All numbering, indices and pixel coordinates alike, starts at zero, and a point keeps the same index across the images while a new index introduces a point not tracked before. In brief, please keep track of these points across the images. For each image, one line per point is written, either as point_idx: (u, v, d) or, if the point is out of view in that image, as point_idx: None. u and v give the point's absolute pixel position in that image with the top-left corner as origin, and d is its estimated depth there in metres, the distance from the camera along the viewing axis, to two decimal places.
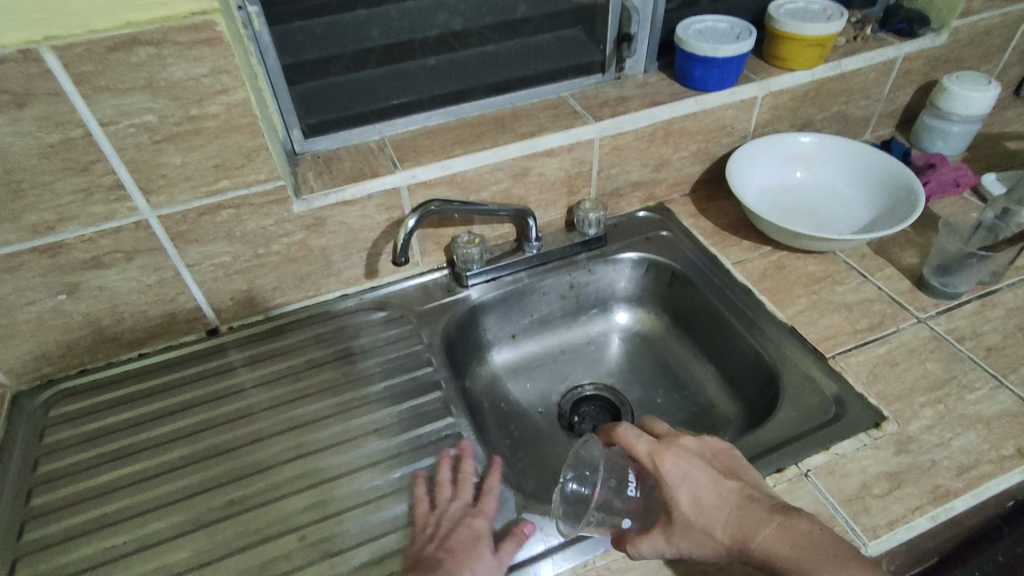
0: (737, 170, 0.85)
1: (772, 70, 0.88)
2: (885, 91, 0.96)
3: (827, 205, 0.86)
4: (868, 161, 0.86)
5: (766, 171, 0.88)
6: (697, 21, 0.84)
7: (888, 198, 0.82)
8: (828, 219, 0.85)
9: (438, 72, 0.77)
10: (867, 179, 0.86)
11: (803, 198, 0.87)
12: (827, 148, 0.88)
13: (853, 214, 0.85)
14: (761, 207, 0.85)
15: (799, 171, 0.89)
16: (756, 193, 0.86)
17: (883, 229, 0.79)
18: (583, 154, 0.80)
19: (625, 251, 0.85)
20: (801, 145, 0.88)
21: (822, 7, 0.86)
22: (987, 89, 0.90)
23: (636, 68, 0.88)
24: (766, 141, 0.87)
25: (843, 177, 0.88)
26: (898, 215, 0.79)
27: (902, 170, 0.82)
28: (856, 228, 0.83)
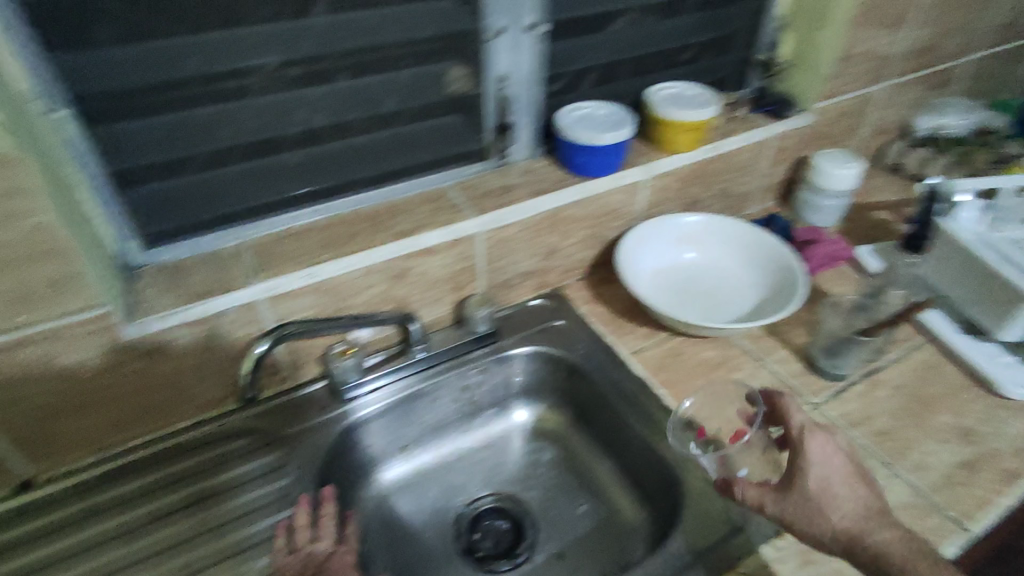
0: (628, 255, 0.83)
1: (655, 153, 0.88)
2: (762, 168, 1.00)
3: (719, 284, 0.86)
4: (753, 239, 0.87)
5: (657, 253, 0.87)
6: (576, 108, 0.83)
7: (775, 277, 0.83)
8: (721, 299, 0.84)
9: (303, 169, 0.72)
10: (754, 258, 0.87)
11: (695, 278, 0.87)
12: (713, 227, 0.89)
13: (744, 294, 0.84)
14: (654, 291, 0.84)
15: (688, 251, 0.89)
16: (648, 277, 0.85)
17: (773, 310, 0.79)
18: (467, 249, 0.76)
19: (519, 345, 0.81)
20: (689, 224, 0.89)
21: (698, 92, 0.88)
22: (851, 166, 0.94)
23: (520, 154, 0.86)
24: (655, 224, 0.87)
25: (730, 256, 0.88)
26: (783, 295, 0.80)
27: (785, 248, 0.84)
28: (748, 308, 0.82)
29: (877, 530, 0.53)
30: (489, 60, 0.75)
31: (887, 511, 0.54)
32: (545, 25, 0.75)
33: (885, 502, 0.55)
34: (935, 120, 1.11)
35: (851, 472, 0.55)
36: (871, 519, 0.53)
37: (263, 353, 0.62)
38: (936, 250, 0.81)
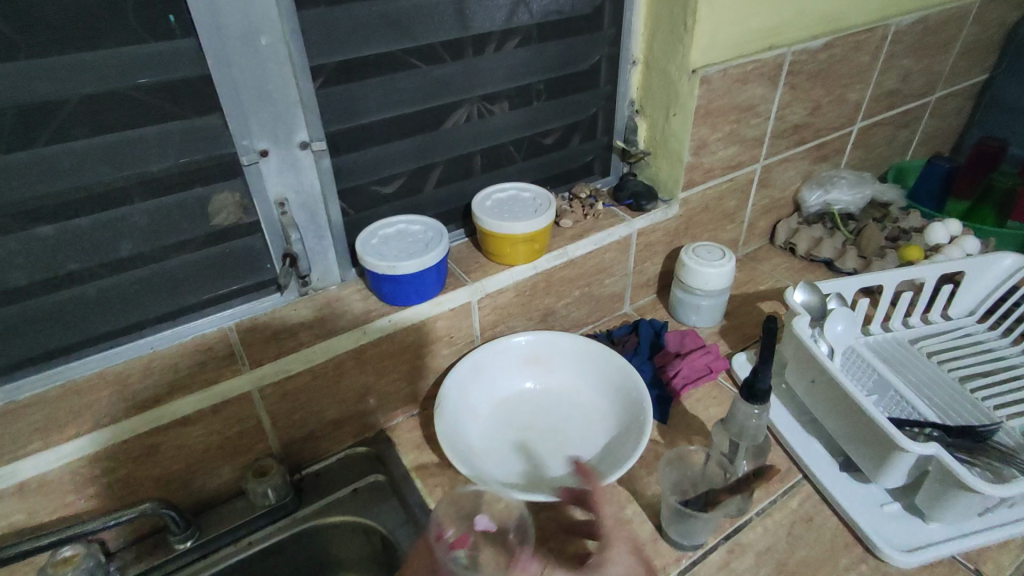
0: (454, 394, 0.73)
1: (489, 267, 0.76)
2: (629, 266, 0.89)
3: (568, 417, 0.75)
4: (603, 362, 0.78)
5: (493, 384, 0.77)
6: (386, 225, 0.72)
7: (626, 408, 0.73)
8: (568, 437, 0.73)
9: (13, 334, 0.57)
10: (606, 383, 0.77)
11: (542, 411, 0.76)
12: (561, 348, 0.79)
13: (594, 429, 0.73)
14: (488, 434, 0.73)
15: (535, 377, 0.79)
16: (483, 415, 0.75)
17: (618, 454, 0.68)
18: (240, 412, 0.65)
19: (315, 516, 0.67)
20: (533, 347, 0.79)
21: (532, 196, 0.78)
22: (722, 264, 0.84)
23: (329, 279, 0.74)
24: (491, 351, 0.77)
25: (582, 381, 0.79)
26: (633, 433, 0.69)
27: (634, 374, 0.74)
28: (596, 448, 0.71)
29: None
30: (256, 186, 0.64)
31: None
32: (320, 140, 0.65)
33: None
34: (825, 194, 1.02)
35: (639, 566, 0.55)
36: None
37: None
38: (805, 373, 0.69)
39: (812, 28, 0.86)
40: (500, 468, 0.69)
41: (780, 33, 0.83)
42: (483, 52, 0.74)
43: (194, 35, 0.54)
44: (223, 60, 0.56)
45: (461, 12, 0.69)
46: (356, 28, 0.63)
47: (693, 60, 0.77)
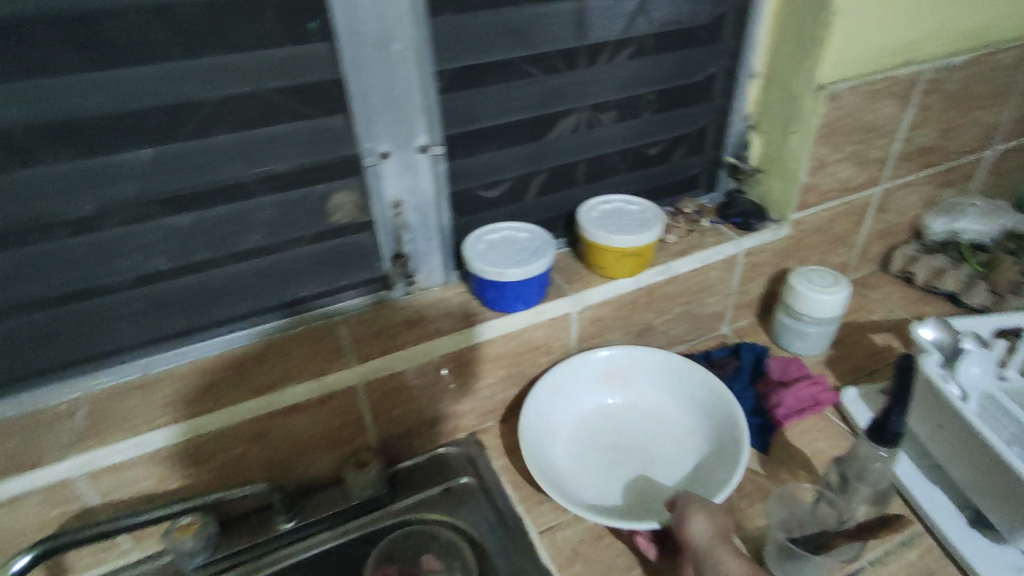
0: (535, 410, 0.72)
1: (590, 278, 0.75)
2: (732, 285, 0.85)
3: (655, 435, 0.74)
4: (692, 379, 0.75)
5: (571, 401, 0.75)
6: (493, 230, 0.73)
7: (718, 430, 0.71)
8: (655, 456, 0.72)
9: (150, 315, 0.62)
10: (695, 403, 0.75)
11: (627, 426, 0.75)
12: (645, 364, 0.77)
13: (681, 449, 0.72)
14: (570, 451, 0.72)
15: (618, 391, 0.78)
16: (565, 430, 0.74)
17: (711, 479, 0.66)
18: (345, 403, 0.65)
19: (407, 513, 0.69)
20: (618, 361, 0.77)
21: (639, 209, 0.76)
22: (835, 291, 0.79)
23: (433, 280, 0.75)
24: (574, 366, 0.75)
25: (669, 397, 0.77)
26: (728, 455, 0.67)
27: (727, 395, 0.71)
28: (687, 470, 0.70)
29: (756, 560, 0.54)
30: (375, 186, 0.66)
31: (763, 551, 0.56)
32: (438, 145, 0.66)
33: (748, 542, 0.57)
34: (952, 222, 0.94)
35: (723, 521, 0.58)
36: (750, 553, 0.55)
37: (28, 564, 0.51)
38: (931, 417, 0.64)
39: (951, 44, 0.80)
40: (587, 489, 0.68)
41: (915, 48, 0.77)
42: (599, 61, 0.73)
43: (332, 39, 0.56)
44: (358, 64, 0.58)
45: (581, 21, 0.69)
46: (481, 36, 0.64)
47: (821, 75, 0.74)
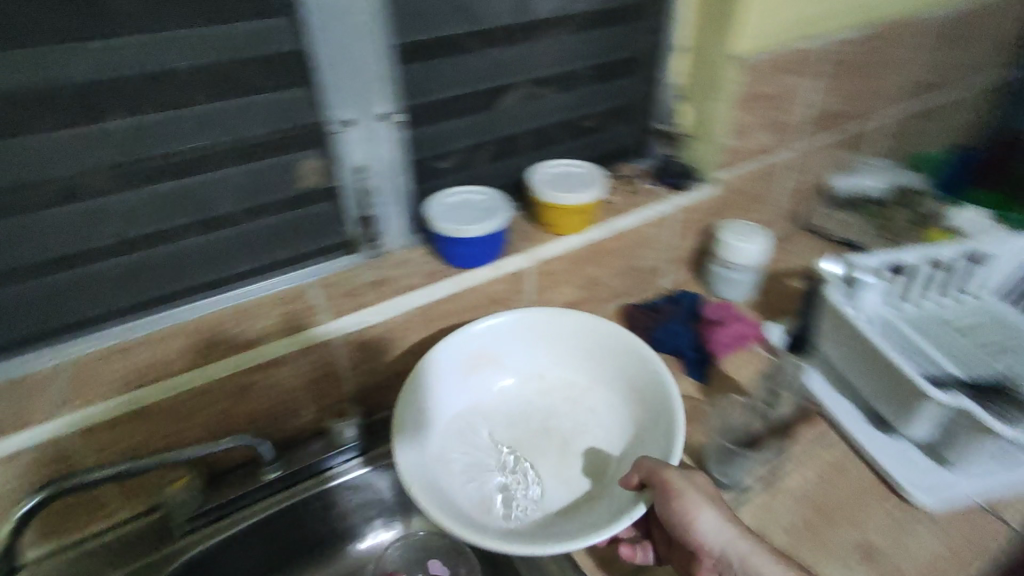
0: (418, 438, 0.66)
1: (541, 236, 0.83)
2: (669, 241, 0.94)
3: (567, 408, 0.77)
4: (587, 338, 0.78)
5: (451, 398, 0.74)
6: (451, 193, 0.79)
7: (635, 380, 0.74)
8: (578, 433, 0.75)
9: (126, 281, 0.64)
10: (602, 356, 0.78)
11: (529, 408, 0.77)
12: (509, 337, 0.77)
13: (591, 416, 0.76)
14: (477, 465, 0.69)
15: (485, 374, 0.77)
16: (457, 442, 0.71)
17: (653, 435, 0.68)
18: (323, 357, 0.70)
19: (386, 458, 0.74)
20: (474, 346, 0.75)
21: (583, 171, 0.84)
22: (756, 239, 0.89)
23: (394, 243, 0.80)
24: (431, 377, 0.71)
25: (564, 364, 0.80)
26: (643, 404, 0.72)
27: (634, 341, 0.74)
28: (616, 430, 0.74)
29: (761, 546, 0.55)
30: (342, 152, 0.70)
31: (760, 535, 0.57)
32: (398, 112, 0.72)
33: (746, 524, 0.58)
34: (854, 181, 1.08)
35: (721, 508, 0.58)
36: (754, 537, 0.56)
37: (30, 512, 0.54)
38: (839, 340, 0.75)
39: (844, 20, 0.91)
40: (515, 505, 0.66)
41: (814, 23, 0.88)
42: (540, 35, 0.79)
43: (296, 10, 0.60)
44: (322, 35, 0.62)
45: None
46: (432, 11, 0.70)
47: (737, 47, 0.83)
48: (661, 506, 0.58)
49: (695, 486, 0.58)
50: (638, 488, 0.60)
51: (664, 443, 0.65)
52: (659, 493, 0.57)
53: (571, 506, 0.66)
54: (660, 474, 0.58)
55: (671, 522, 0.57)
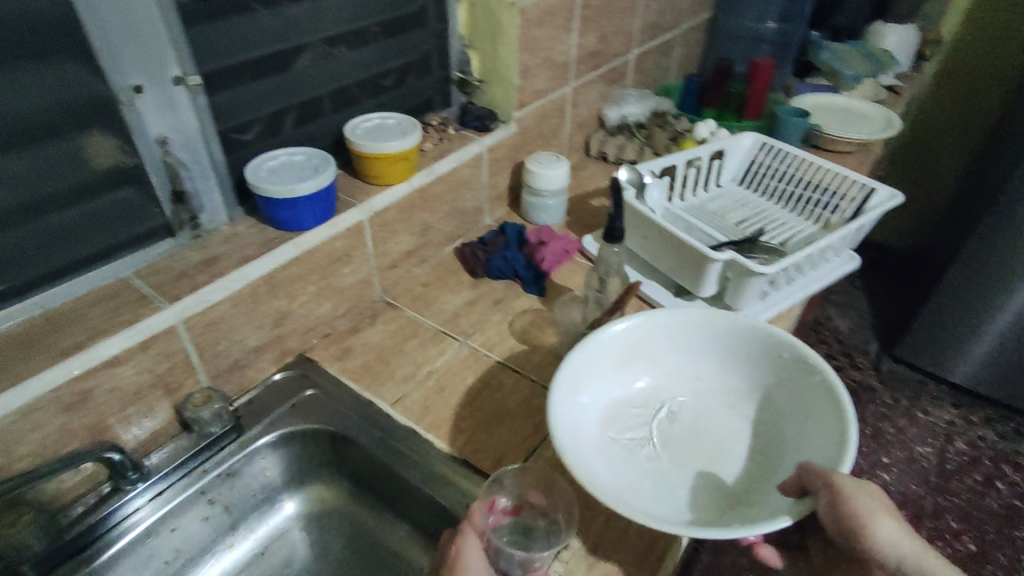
0: (576, 434, 0.60)
1: (370, 189, 0.84)
2: (485, 181, 1.02)
3: (721, 421, 0.67)
4: (720, 331, 0.68)
5: (602, 385, 0.66)
6: (268, 158, 0.76)
7: (776, 389, 0.65)
8: (730, 438, 0.65)
9: None
10: (729, 352, 0.69)
11: (679, 404, 0.69)
12: (664, 333, 0.69)
13: (730, 418, 0.67)
14: (614, 471, 0.61)
15: (637, 368, 0.69)
16: (602, 442, 0.63)
17: (809, 436, 0.59)
18: (167, 346, 0.65)
19: (262, 436, 0.72)
20: (628, 338, 0.67)
21: (397, 122, 0.87)
22: (558, 166, 1.02)
23: (216, 220, 0.75)
24: (586, 367, 0.64)
25: (694, 357, 0.70)
26: (811, 407, 0.61)
27: (774, 332, 0.65)
28: (758, 433, 0.65)
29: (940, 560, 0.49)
30: (136, 125, 0.64)
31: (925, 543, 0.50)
32: (194, 75, 0.66)
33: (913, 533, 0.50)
34: (620, 110, 1.26)
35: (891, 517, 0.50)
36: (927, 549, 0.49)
37: None
38: (638, 232, 0.91)
39: None
40: (661, 502, 0.59)
41: None
42: None
43: None
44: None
45: None
46: None
47: None
48: (828, 511, 0.49)
49: (861, 486, 0.49)
50: (797, 493, 0.51)
51: (835, 433, 0.56)
52: (826, 496, 0.49)
53: (723, 510, 0.58)
54: (831, 479, 0.49)
55: (841, 530, 0.50)
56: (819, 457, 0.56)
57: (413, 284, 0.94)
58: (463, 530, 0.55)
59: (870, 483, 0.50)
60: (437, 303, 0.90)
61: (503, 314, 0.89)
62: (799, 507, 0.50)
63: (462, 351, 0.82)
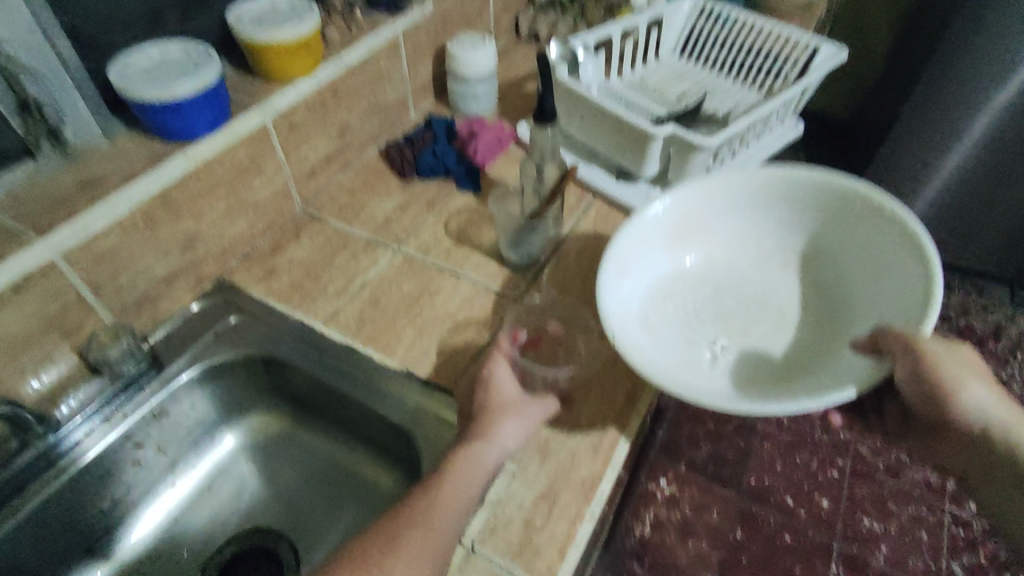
0: (633, 316, 0.60)
1: (270, 86, 0.74)
2: (406, 70, 0.92)
3: (787, 287, 0.67)
4: (793, 191, 0.67)
5: (657, 265, 0.66)
6: (137, 54, 0.64)
7: (849, 251, 0.65)
8: (800, 303, 0.66)
9: None
10: (795, 215, 0.68)
11: (740, 272, 0.69)
12: (721, 206, 0.68)
13: (790, 284, 0.67)
14: (679, 343, 0.62)
15: (694, 239, 0.68)
16: (663, 317, 0.63)
17: (886, 293, 0.59)
18: (53, 284, 0.57)
19: (186, 370, 0.66)
20: (692, 207, 0.67)
21: (290, 4, 0.75)
22: (485, 48, 0.92)
23: (90, 134, 0.64)
24: (641, 245, 0.64)
25: (758, 224, 0.69)
26: (886, 259, 0.61)
27: (858, 188, 0.63)
28: (821, 295, 0.66)
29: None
30: None
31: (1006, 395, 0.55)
32: None
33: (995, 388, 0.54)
34: None
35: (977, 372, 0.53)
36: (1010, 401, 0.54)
37: None
38: (575, 113, 0.84)
39: None
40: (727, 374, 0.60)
41: None
42: None
43: None
44: None
45: None
46: None
47: None
48: (908, 371, 0.51)
49: (946, 351, 0.51)
50: (872, 353, 0.53)
51: (915, 289, 0.56)
52: (907, 362, 0.50)
53: (795, 371, 0.60)
54: (916, 345, 0.50)
55: (921, 393, 0.53)
56: (896, 315, 0.56)
57: (338, 191, 0.86)
58: (493, 356, 0.58)
59: (955, 342, 0.53)
60: (366, 210, 0.83)
61: (439, 215, 0.82)
62: (875, 369, 0.51)
63: (397, 259, 0.76)
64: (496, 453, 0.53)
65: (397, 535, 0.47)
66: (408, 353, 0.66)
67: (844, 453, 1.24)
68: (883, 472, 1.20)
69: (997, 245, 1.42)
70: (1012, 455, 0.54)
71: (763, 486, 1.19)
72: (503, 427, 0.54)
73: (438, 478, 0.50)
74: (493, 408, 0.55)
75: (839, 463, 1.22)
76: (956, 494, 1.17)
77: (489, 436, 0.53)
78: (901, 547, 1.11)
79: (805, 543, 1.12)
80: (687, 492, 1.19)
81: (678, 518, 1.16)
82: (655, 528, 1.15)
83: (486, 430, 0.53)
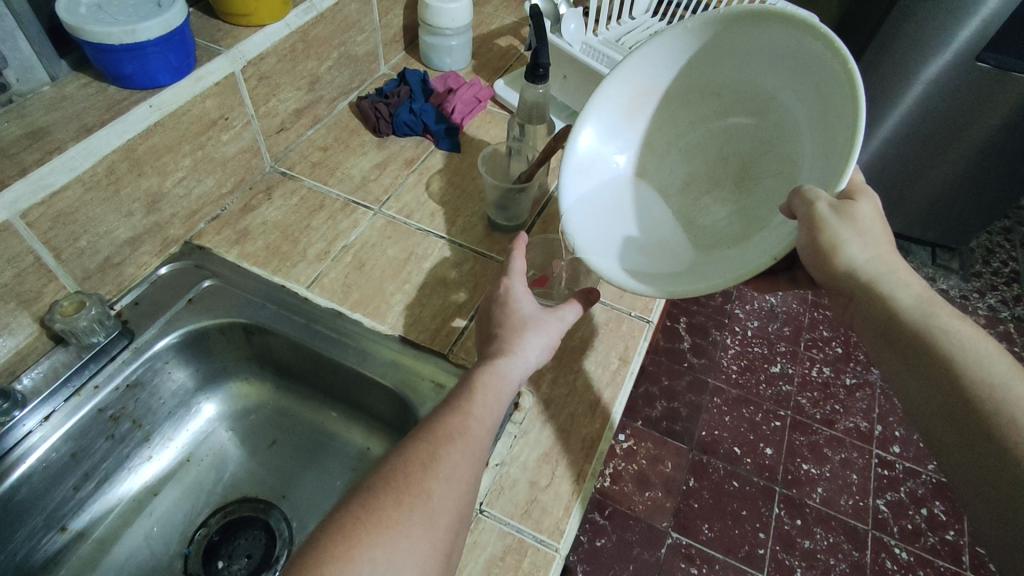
0: (591, 206, 0.58)
1: (235, 31, 0.67)
2: (376, 19, 0.87)
3: (749, 140, 0.57)
4: (729, 33, 0.53)
5: (622, 147, 0.61)
6: None
7: (796, 85, 0.51)
8: (760, 155, 0.56)
9: None
10: (739, 61, 0.55)
11: (706, 135, 0.60)
12: (662, 65, 0.58)
13: (756, 132, 0.57)
14: (631, 222, 0.59)
15: (660, 109, 0.61)
16: (628, 199, 0.60)
17: (824, 139, 0.48)
18: (9, 248, 0.51)
19: (161, 338, 0.62)
20: (634, 77, 0.59)
21: None
22: None
23: (31, 77, 0.57)
24: (588, 137, 0.59)
25: (705, 71, 0.57)
26: (824, 93, 0.48)
27: (784, 14, 0.48)
28: (785, 140, 0.54)
29: (911, 293, 0.45)
30: None
31: (908, 275, 0.46)
32: None
33: (890, 260, 0.46)
34: None
35: (873, 236, 0.46)
36: (902, 277, 0.46)
37: None
38: (557, 72, 0.84)
39: None
40: (677, 243, 0.57)
41: None
42: None
43: None
44: None
45: None
46: None
47: None
48: (807, 244, 0.45)
49: (844, 219, 0.44)
50: (791, 217, 0.47)
51: (840, 139, 0.45)
52: (803, 226, 0.45)
53: (743, 234, 0.54)
54: (813, 211, 0.44)
55: (813, 262, 0.46)
56: (822, 171, 0.47)
57: (309, 148, 0.82)
58: (507, 274, 0.55)
59: (848, 203, 0.45)
60: (341, 168, 0.80)
61: (418, 176, 0.80)
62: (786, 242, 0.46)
63: (379, 221, 0.74)
64: (522, 369, 0.50)
65: (435, 452, 0.41)
66: (398, 319, 0.65)
67: (785, 404, 1.33)
68: (819, 421, 1.30)
69: (925, 205, 1.51)
70: (886, 332, 0.44)
71: (712, 438, 1.26)
72: (527, 342, 0.51)
73: (468, 395, 0.46)
74: (514, 325, 0.52)
75: (782, 414, 1.31)
76: (882, 438, 1.28)
77: (516, 351, 0.50)
78: (834, 489, 1.21)
79: (750, 488, 1.20)
80: (643, 445, 1.24)
81: (635, 470, 1.21)
82: (614, 481, 1.20)
83: (511, 346, 0.50)
